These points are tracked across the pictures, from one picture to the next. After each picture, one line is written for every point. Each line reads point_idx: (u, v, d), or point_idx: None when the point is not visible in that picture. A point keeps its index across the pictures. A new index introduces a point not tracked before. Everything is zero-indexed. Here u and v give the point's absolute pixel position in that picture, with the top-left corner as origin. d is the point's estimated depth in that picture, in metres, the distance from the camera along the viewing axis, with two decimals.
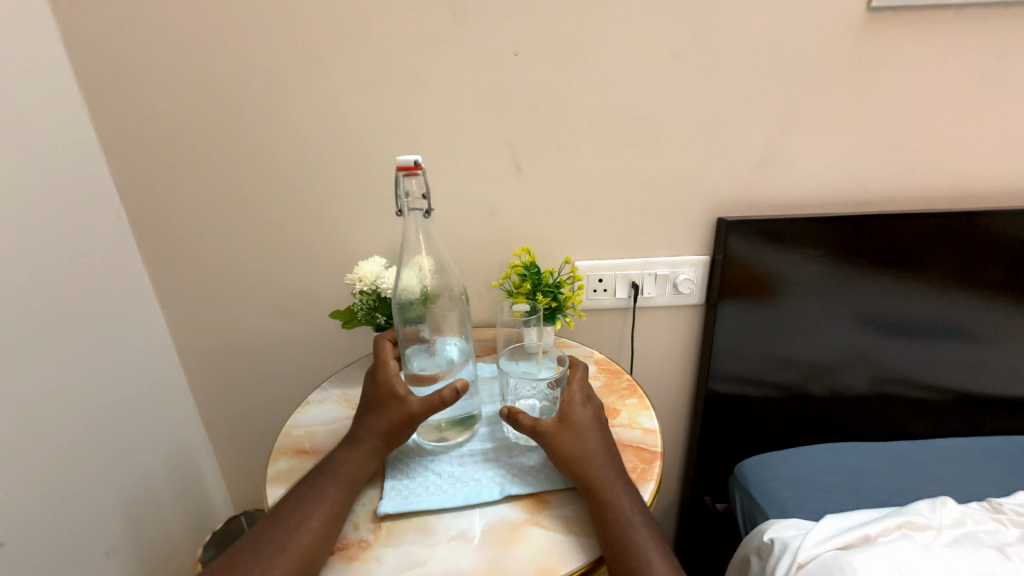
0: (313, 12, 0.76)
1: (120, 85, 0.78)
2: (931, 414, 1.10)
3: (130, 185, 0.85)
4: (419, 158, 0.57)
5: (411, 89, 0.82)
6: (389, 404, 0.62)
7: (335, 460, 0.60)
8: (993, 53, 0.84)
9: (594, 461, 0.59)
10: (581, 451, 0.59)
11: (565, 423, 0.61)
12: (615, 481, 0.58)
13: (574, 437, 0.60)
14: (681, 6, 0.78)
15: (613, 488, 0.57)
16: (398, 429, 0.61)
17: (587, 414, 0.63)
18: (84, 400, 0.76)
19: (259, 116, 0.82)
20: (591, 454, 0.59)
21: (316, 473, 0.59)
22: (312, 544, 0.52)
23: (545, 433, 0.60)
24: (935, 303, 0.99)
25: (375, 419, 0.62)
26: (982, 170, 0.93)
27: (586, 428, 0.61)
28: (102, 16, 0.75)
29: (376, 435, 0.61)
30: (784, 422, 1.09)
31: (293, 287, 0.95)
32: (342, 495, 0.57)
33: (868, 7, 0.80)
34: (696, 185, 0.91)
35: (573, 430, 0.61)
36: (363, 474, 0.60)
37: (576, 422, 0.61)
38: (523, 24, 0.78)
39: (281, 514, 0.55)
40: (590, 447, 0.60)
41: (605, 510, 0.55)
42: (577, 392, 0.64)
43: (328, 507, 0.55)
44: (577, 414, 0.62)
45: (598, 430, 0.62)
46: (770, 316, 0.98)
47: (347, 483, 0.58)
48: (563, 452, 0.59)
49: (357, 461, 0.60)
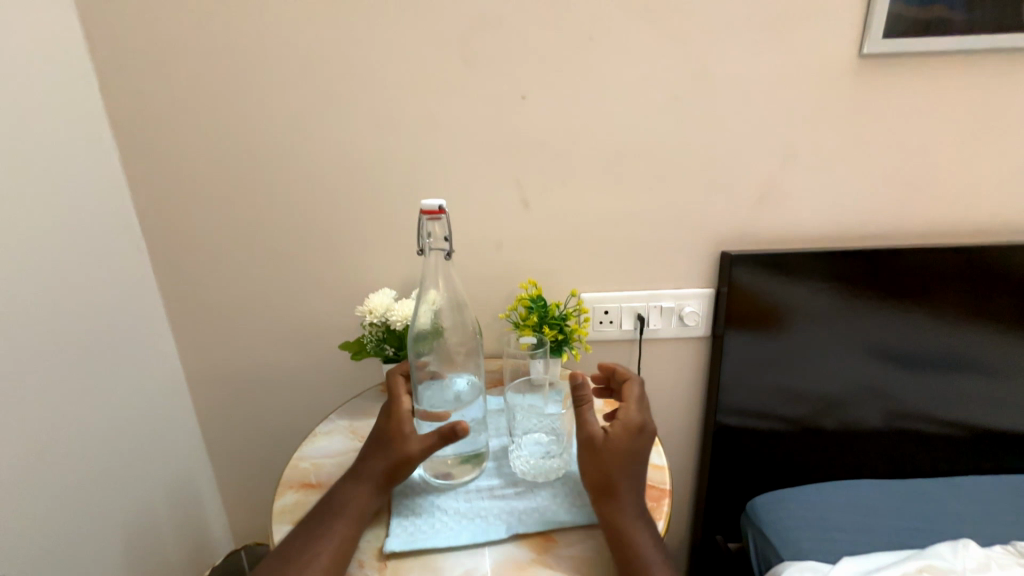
0: (334, 61, 0.82)
1: (149, 127, 0.84)
2: (949, 450, 1.07)
3: (151, 219, 0.89)
4: (443, 203, 0.59)
5: (422, 130, 0.86)
6: (397, 440, 0.62)
7: (341, 496, 0.60)
8: (985, 95, 0.87)
9: (622, 496, 0.58)
10: (615, 479, 0.58)
11: (606, 447, 0.59)
12: (636, 517, 0.57)
13: (611, 464, 0.59)
14: (680, 54, 0.83)
15: (634, 526, 0.57)
16: (404, 466, 0.62)
17: (634, 443, 0.60)
18: (91, 430, 0.77)
19: (277, 154, 0.86)
20: (621, 488, 0.58)
21: (323, 508, 0.59)
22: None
23: (592, 442, 0.60)
24: (946, 336, 0.98)
25: (382, 456, 0.62)
26: (985, 205, 0.94)
27: (626, 458, 0.59)
28: (138, 65, 0.80)
29: (381, 472, 0.61)
30: (796, 458, 1.06)
31: (303, 317, 0.96)
32: (349, 534, 0.57)
33: (859, 54, 0.84)
34: (699, 219, 0.93)
35: (614, 453, 0.59)
36: (369, 512, 0.59)
37: (625, 445, 0.60)
38: (531, 70, 0.83)
39: (288, 552, 0.55)
40: (623, 480, 0.58)
41: (621, 547, 0.55)
42: (635, 415, 0.62)
43: (335, 547, 0.55)
44: (625, 439, 0.60)
45: (638, 464, 0.60)
46: (779, 347, 0.98)
47: (354, 521, 0.58)
48: (595, 474, 0.59)
49: (363, 499, 0.60)
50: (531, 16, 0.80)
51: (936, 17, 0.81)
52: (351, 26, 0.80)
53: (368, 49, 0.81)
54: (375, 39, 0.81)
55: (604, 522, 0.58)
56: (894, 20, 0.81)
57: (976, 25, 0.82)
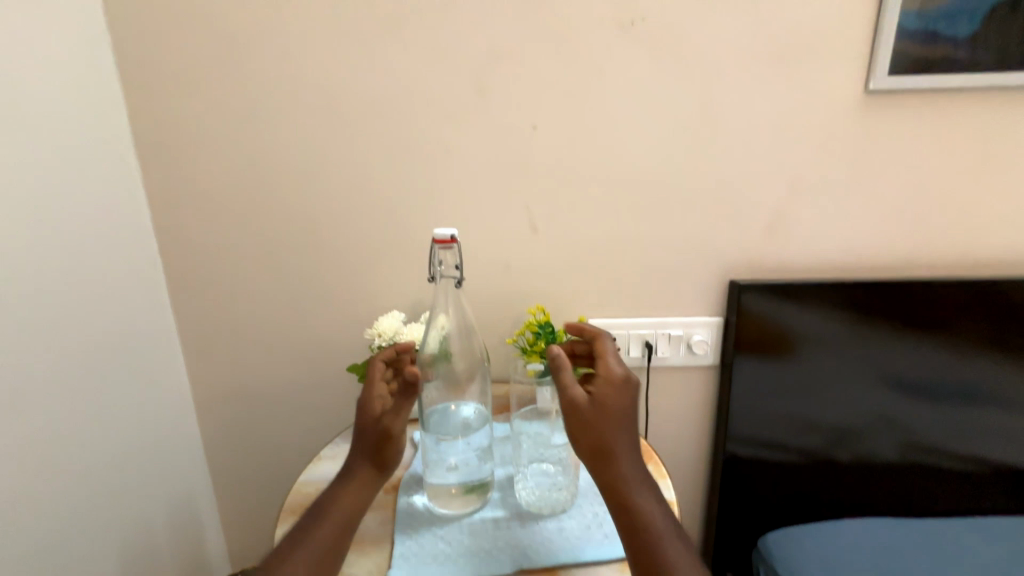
0: (352, 91, 0.85)
1: (173, 152, 0.87)
2: (970, 487, 1.03)
3: (169, 239, 0.91)
4: (455, 232, 0.60)
5: (436, 158, 0.88)
6: (379, 430, 0.63)
7: (329, 498, 0.60)
8: (993, 129, 0.88)
9: (624, 463, 0.57)
10: (610, 444, 0.57)
11: (596, 412, 0.58)
12: (637, 478, 0.57)
13: (608, 431, 0.57)
14: (687, 88, 0.85)
15: (639, 492, 0.57)
16: (389, 451, 0.63)
17: (623, 402, 0.59)
18: (98, 447, 0.77)
19: (294, 179, 0.89)
20: (623, 456, 0.57)
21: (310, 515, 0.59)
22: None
23: (580, 410, 0.58)
24: (962, 368, 0.96)
25: (366, 449, 0.63)
26: (997, 238, 0.94)
27: (619, 422, 0.58)
28: (166, 95, 0.84)
29: (369, 466, 0.63)
30: (810, 491, 1.03)
31: (312, 337, 0.97)
32: (339, 536, 0.58)
33: (865, 89, 0.85)
34: (707, 247, 0.93)
35: (604, 418, 0.58)
36: (358, 510, 0.60)
37: (612, 405, 0.58)
38: (542, 102, 0.85)
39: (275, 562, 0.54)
40: (621, 445, 0.57)
41: (631, 518, 0.55)
42: (616, 368, 0.61)
43: (323, 551, 0.56)
44: (612, 398, 0.58)
45: (631, 423, 0.59)
46: (790, 376, 0.96)
47: (343, 524, 0.59)
48: (592, 446, 0.57)
49: (355, 492, 0.61)
50: (543, 51, 0.83)
51: (941, 56, 0.83)
52: (370, 60, 0.83)
53: (385, 81, 0.84)
54: (393, 72, 0.84)
55: (609, 495, 0.57)
56: (899, 59, 0.83)
57: (981, 63, 0.83)
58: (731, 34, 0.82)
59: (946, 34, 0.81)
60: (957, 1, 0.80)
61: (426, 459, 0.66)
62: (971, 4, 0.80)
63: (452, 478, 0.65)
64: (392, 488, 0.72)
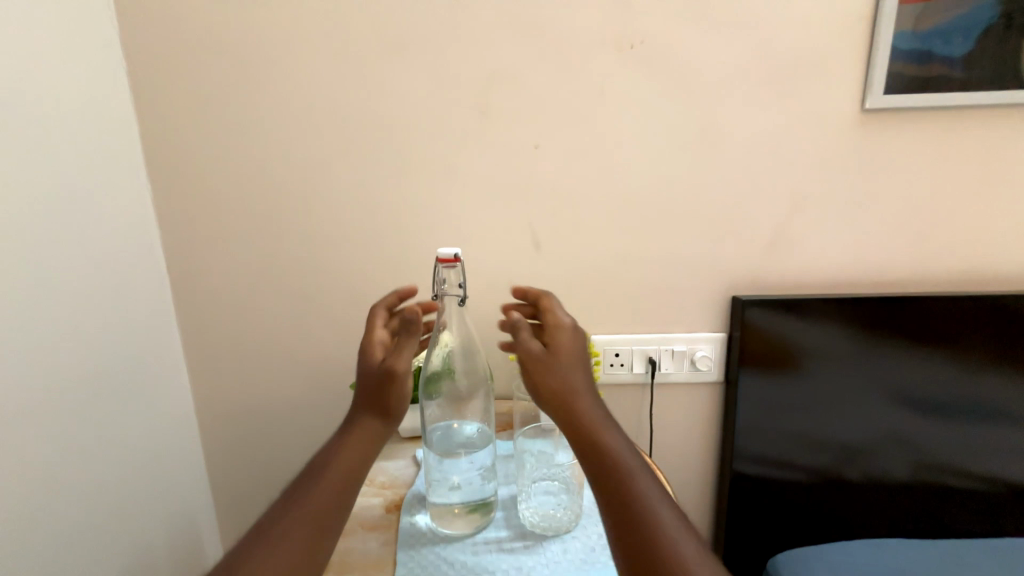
0: (358, 113, 0.87)
1: (183, 173, 0.89)
2: (984, 506, 1.01)
3: (177, 258, 0.93)
4: (458, 251, 0.60)
5: (440, 177, 0.90)
6: (380, 377, 0.59)
7: (327, 456, 0.57)
8: (990, 146, 0.89)
9: (585, 403, 0.55)
10: (569, 389, 0.55)
11: (550, 360, 0.56)
12: (606, 422, 0.54)
13: (563, 374, 0.56)
14: (685, 108, 0.86)
15: (606, 432, 0.54)
16: (391, 400, 0.60)
17: (574, 344, 0.58)
18: (99, 465, 0.77)
19: (300, 198, 0.90)
20: (582, 397, 0.55)
21: (306, 476, 0.56)
22: (299, 558, 0.49)
23: (532, 360, 0.56)
24: (971, 384, 0.95)
25: (367, 399, 0.60)
26: (999, 253, 0.94)
27: (573, 365, 0.57)
28: (178, 119, 0.87)
29: (371, 418, 0.59)
30: (820, 510, 1.01)
31: (316, 354, 0.98)
32: (338, 495, 0.54)
33: (861, 108, 0.87)
34: (708, 263, 0.94)
35: (559, 363, 0.56)
36: (359, 468, 0.57)
37: (565, 351, 0.57)
38: (543, 123, 0.87)
39: (267, 528, 0.51)
40: (579, 386, 0.55)
41: (600, 459, 0.52)
42: (564, 315, 0.60)
43: (319, 512, 0.52)
44: (564, 344, 0.58)
45: (586, 366, 0.58)
46: (797, 391, 0.95)
47: (342, 482, 0.55)
48: (550, 390, 0.55)
49: (353, 447, 0.58)
50: (545, 73, 0.85)
51: (936, 75, 0.84)
52: (376, 82, 0.86)
53: (390, 103, 0.87)
54: (398, 93, 0.86)
55: (577, 443, 0.54)
56: (895, 78, 0.84)
57: (977, 82, 0.84)
58: (728, 55, 0.84)
59: (941, 53, 0.83)
60: (952, 19, 0.81)
61: (429, 478, 0.66)
62: (964, 25, 0.81)
63: (454, 497, 0.65)
64: (394, 508, 0.72)
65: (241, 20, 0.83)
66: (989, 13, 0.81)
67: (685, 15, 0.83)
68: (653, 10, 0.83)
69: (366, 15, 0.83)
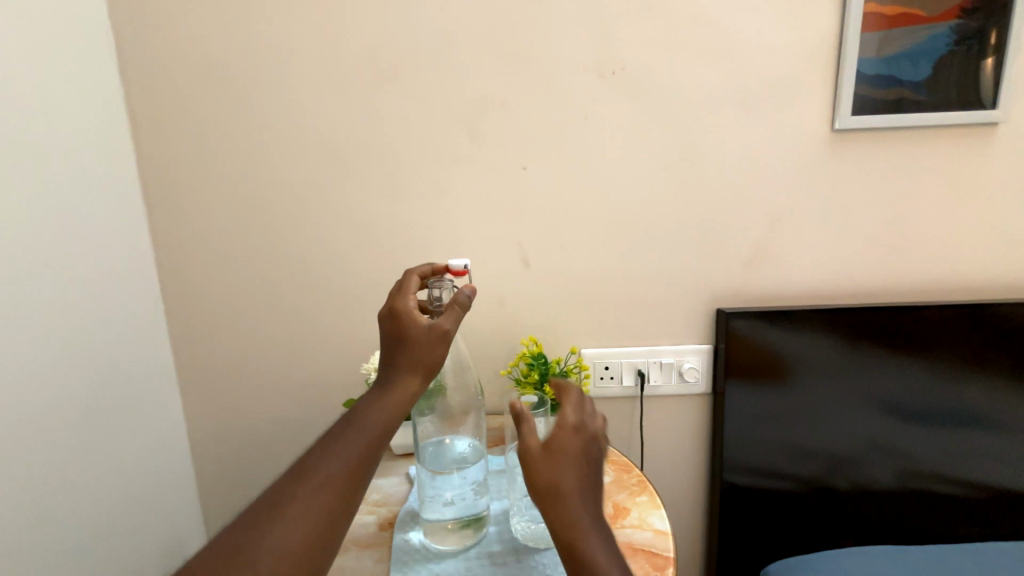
0: (351, 137, 0.90)
1: (177, 194, 0.91)
2: (970, 513, 1.03)
3: (171, 276, 0.94)
4: (468, 263, 0.67)
5: (430, 197, 0.92)
6: (427, 334, 0.59)
7: (361, 409, 0.56)
8: (953, 164, 0.93)
9: (571, 505, 0.50)
10: (558, 487, 0.51)
11: (551, 458, 0.52)
12: (591, 527, 0.50)
13: (549, 470, 0.52)
14: (665, 129, 0.90)
15: (587, 536, 0.50)
16: (433, 359, 0.59)
17: (575, 446, 0.54)
18: (84, 490, 0.75)
19: (294, 219, 0.92)
20: (569, 497, 0.51)
21: (340, 427, 0.55)
22: (331, 506, 0.50)
23: (528, 455, 0.52)
24: (950, 390, 0.98)
25: (403, 358, 0.59)
26: (968, 266, 0.98)
27: (565, 466, 0.52)
28: (174, 142, 0.89)
29: (411, 377, 0.58)
30: (814, 519, 1.02)
31: (309, 372, 0.98)
32: (371, 450, 0.54)
33: (832, 128, 0.91)
34: (692, 278, 0.96)
35: (554, 460, 0.52)
36: (392, 421, 0.56)
37: (561, 450, 0.53)
38: (530, 146, 0.90)
39: (303, 473, 0.52)
40: (569, 488, 0.51)
41: (580, 564, 0.49)
42: (571, 415, 0.55)
43: (352, 463, 0.52)
44: (563, 441, 0.53)
45: (583, 465, 0.53)
46: (783, 400, 0.97)
47: (378, 433, 0.55)
48: (537, 488, 0.51)
49: (389, 405, 0.56)
50: (531, 99, 0.89)
51: (902, 97, 0.89)
52: (369, 108, 0.89)
53: (383, 126, 0.89)
54: (390, 118, 0.89)
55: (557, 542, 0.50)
56: (863, 101, 0.89)
57: (938, 104, 0.89)
58: (706, 80, 0.89)
59: (905, 78, 0.88)
60: (914, 45, 0.87)
61: (422, 495, 0.66)
62: (925, 50, 0.87)
63: (448, 513, 0.65)
64: (388, 525, 0.72)
65: (237, 50, 0.86)
66: (946, 41, 0.87)
67: (663, 44, 0.87)
68: (633, 40, 0.87)
69: (359, 44, 0.86)
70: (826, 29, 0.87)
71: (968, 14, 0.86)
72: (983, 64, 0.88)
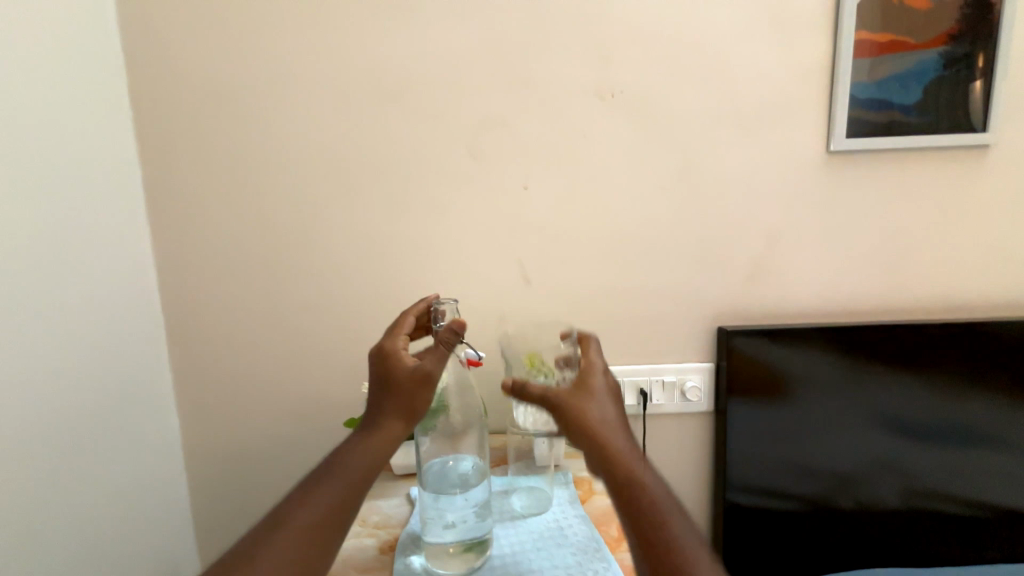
0: (354, 158, 0.91)
1: (181, 213, 0.91)
2: (975, 533, 1.01)
3: (172, 293, 0.94)
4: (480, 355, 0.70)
5: (433, 216, 0.93)
6: (412, 376, 0.60)
7: (344, 452, 0.57)
8: (946, 183, 0.95)
9: (615, 432, 0.57)
10: (594, 419, 0.58)
11: (583, 398, 0.60)
12: (632, 452, 0.56)
13: (589, 402, 0.59)
14: (663, 149, 0.92)
15: (635, 462, 0.56)
16: (417, 400, 0.60)
17: (603, 385, 0.62)
18: (75, 515, 0.74)
19: (298, 238, 0.93)
20: (612, 425, 0.58)
21: (323, 470, 0.56)
22: (307, 549, 0.50)
23: (561, 397, 0.60)
24: (950, 406, 0.97)
25: (389, 399, 0.60)
26: (965, 282, 0.99)
27: (598, 400, 0.60)
28: (180, 163, 0.90)
29: (394, 420, 0.59)
30: (820, 542, 1.01)
31: (310, 392, 0.98)
32: (351, 490, 0.54)
33: (827, 149, 0.93)
34: (692, 296, 0.97)
35: (587, 400, 0.59)
36: (373, 466, 0.57)
37: (592, 389, 0.61)
38: (531, 166, 0.92)
39: (281, 517, 0.52)
40: (609, 420, 0.59)
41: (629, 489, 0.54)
42: (595, 361, 0.65)
43: (332, 503, 0.53)
44: (592, 383, 0.62)
45: (614, 404, 0.61)
46: (785, 417, 0.97)
47: (358, 478, 0.55)
48: (579, 422, 0.58)
49: (370, 449, 0.57)
50: (532, 121, 0.91)
51: (894, 119, 0.91)
52: (373, 128, 0.90)
53: (386, 147, 0.91)
54: (394, 137, 0.91)
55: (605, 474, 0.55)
56: (855, 123, 0.91)
57: (929, 126, 0.92)
58: (703, 102, 0.91)
59: (897, 101, 0.90)
60: (903, 69, 0.89)
61: (424, 517, 0.65)
62: (915, 73, 0.89)
63: (449, 536, 0.63)
64: (388, 549, 0.70)
65: (245, 73, 0.88)
66: (936, 66, 0.89)
67: (661, 68, 0.90)
68: (631, 64, 0.89)
69: (364, 67, 0.89)
70: (818, 54, 0.90)
71: (955, 40, 0.89)
72: (971, 86, 0.91)
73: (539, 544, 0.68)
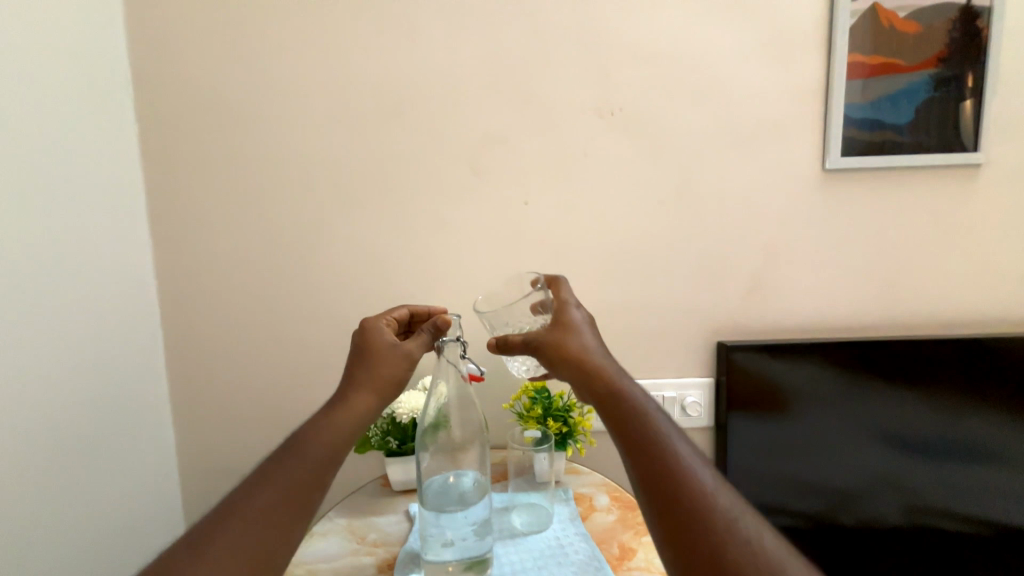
0: (357, 173, 0.92)
1: (184, 226, 0.92)
2: (978, 551, 1.00)
3: (172, 307, 0.94)
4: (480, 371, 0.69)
5: (434, 230, 0.94)
6: (387, 351, 0.61)
7: (309, 429, 0.54)
8: (940, 200, 0.96)
9: (592, 354, 0.59)
10: (571, 345, 0.60)
11: (560, 331, 0.62)
12: (611, 369, 0.58)
13: (566, 333, 0.62)
14: (662, 166, 0.93)
15: (615, 377, 0.56)
16: (390, 376, 0.60)
17: (580, 318, 0.64)
18: (65, 532, 0.72)
19: (300, 252, 0.93)
20: (589, 349, 0.60)
21: (286, 449, 0.52)
22: (267, 534, 0.46)
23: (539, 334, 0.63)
24: (950, 422, 0.97)
25: (362, 372, 0.59)
26: (962, 298, 1.00)
27: (574, 330, 0.62)
28: (184, 177, 0.91)
29: (365, 394, 0.58)
30: (823, 560, 1.00)
31: (309, 406, 0.97)
32: (318, 469, 0.51)
33: (823, 167, 0.95)
34: (692, 311, 0.98)
35: (564, 331, 0.62)
36: (341, 443, 0.54)
37: (569, 322, 0.63)
38: (532, 182, 0.93)
39: (237, 502, 0.47)
40: (587, 345, 0.60)
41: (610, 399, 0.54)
42: (570, 299, 0.67)
43: (295, 484, 0.49)
44: (568, 317, 0.64)
45: (592, 334, 0.63)
46: (786, 432, 0.96)
47: (326, 456, 0.52)
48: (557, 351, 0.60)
49: (339, 426, 0.55)
50: (533, 138, 0.92)
51: (887, 138, 0.93)
52: (376, 144, 0.92)
53: (389, 163, 0.92)
54: (396, 153, 0.92)
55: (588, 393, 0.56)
56: (850, 142, 0.93)
57: (922, 145, 0.93)
58: (700, 122, 0.93)
59: (889, 120, 0.92)
60: (894, 90, 0.91)
61: (423, 534, 0.64)
62: (906, 94, 0.92)
63: (448, 555, 0.63)
64: (388, 568, 0.69)
65: (251, 91, 0.90)
66: (926, 87, 0.92)
67: (658, 89, 0.92)
68: (629, 84, 0.91)
69: (367, 84, 0.90)
70: (811, 76, 0.92)
71: (944, 62, 0.91)
72: (961, 106, 0.93)
73: (539, 562, 0.68)
